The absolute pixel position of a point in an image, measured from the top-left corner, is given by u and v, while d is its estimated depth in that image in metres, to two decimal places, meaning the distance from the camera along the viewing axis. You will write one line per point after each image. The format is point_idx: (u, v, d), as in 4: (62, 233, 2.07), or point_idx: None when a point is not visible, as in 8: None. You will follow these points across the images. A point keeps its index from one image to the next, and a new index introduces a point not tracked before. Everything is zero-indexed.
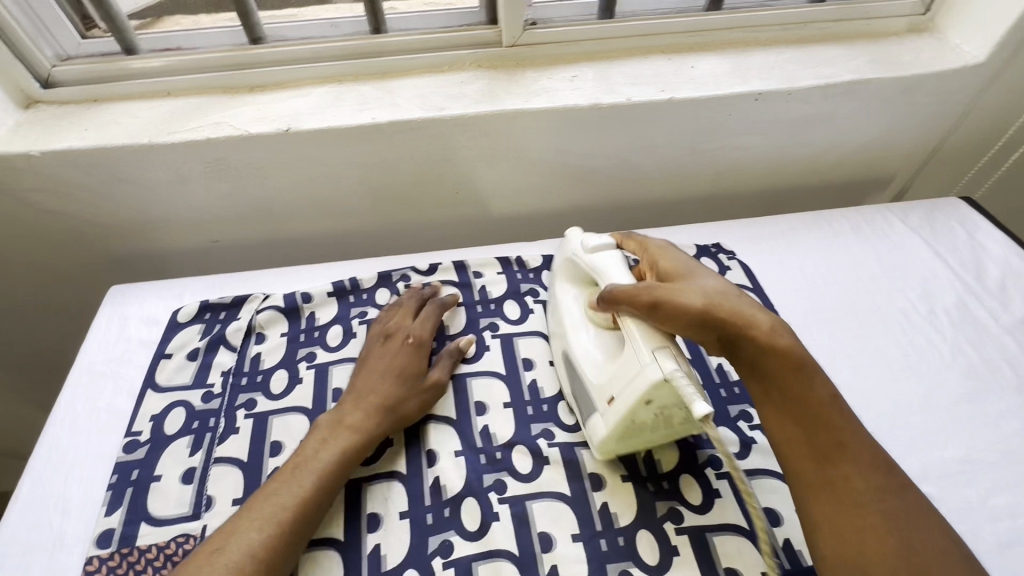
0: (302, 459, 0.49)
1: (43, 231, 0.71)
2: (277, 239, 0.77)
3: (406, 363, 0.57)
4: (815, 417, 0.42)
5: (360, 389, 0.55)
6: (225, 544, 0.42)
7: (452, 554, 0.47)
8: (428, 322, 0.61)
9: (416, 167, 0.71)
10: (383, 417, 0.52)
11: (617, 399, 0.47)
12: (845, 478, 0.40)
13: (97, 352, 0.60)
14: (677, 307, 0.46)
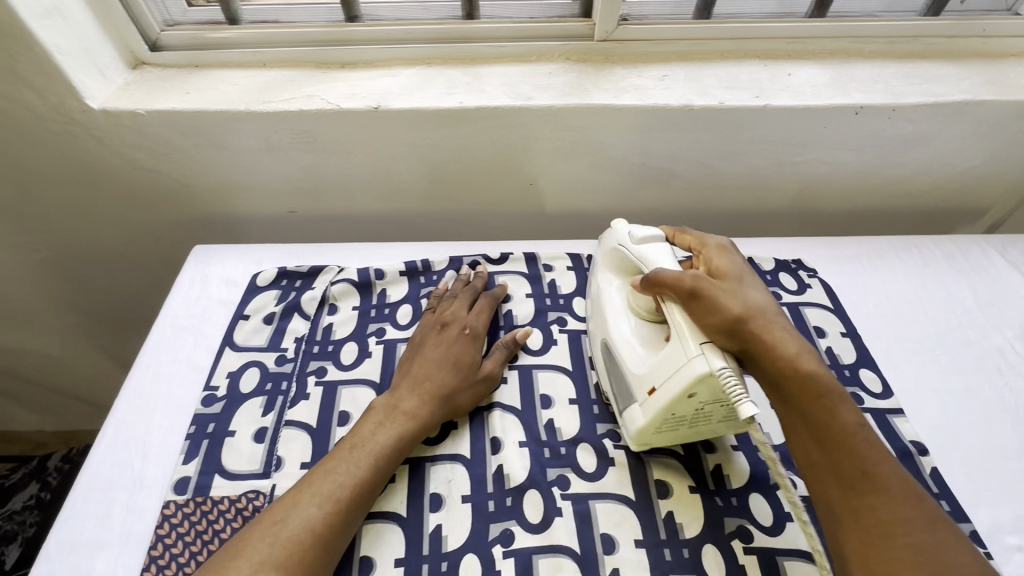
0: (356, 441, 0.49)
1: (136, 187, 0.74)
2: (351, 214, 0.78)
3: (461, 355, 0.56)
4: (833, 440, 0.41)
5: (412, 379, 0.54)
6: (287, 516, 0.43)
7: (513, 544, 0.47)
8: (483, 319, 0.60)
9: (496, 155, 0.71)
10: (438, 407, 0.52)
11: (660, 386, 0.46)
12: (869, 505, 0.38)
13: (180, 307, 0.63)
14: (716, 309, 0.44)
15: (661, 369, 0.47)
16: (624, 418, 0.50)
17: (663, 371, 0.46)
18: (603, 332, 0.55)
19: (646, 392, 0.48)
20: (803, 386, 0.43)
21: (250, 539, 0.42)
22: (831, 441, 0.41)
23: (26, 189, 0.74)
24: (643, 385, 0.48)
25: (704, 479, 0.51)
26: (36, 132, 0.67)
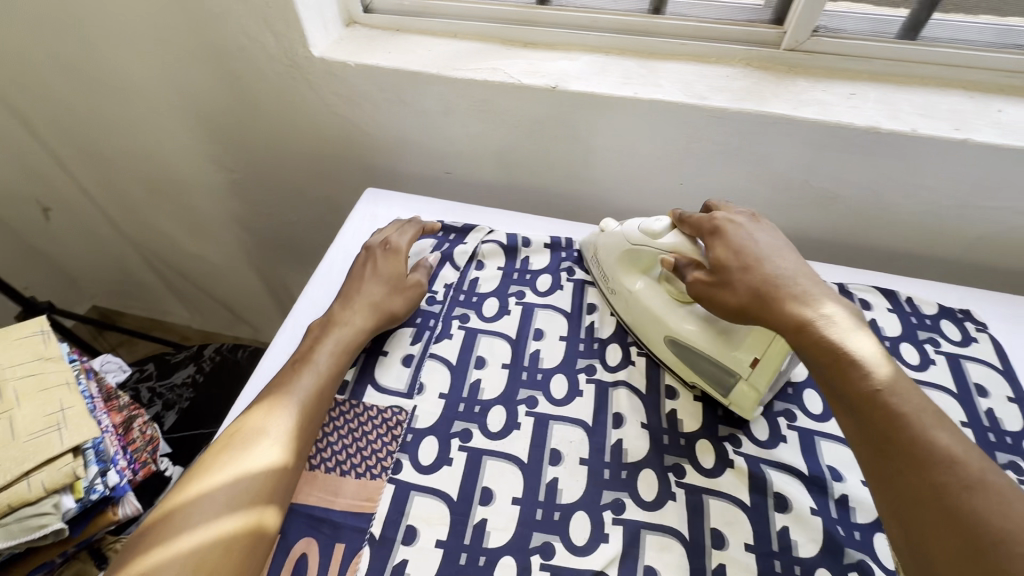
0: (286, 377, 0.54)
1: (326, 129, 0.85)
2: (501, 184, 0.84)
3: (390, 275, 0.63)
4: (864, 408, 0.42)
5: (342, 297, 0.61)
6: (232, 445, 0.48)
7: (623, 513, 0.49)
8: (404, 240, 0.67)
9: (655, 148, 0.73)
10: (374, 315, 0.60)
11: (763, 355, 0.52)
12: (905, 470, 0.39)
13: (353, 238, 0.72)
14: (728, 302, 0.51)
15: (755, 341, 0.52)
16: (731, 397, 0.54)
17: (760, 339, 0.52)
18: (660, 323, 0.58)
19: (747, 366, 0.53)
20: (829, 356, 0.46)
21: (196, 475, 0.47)
22: (863, 409, 0.42)
23: (241, 118, 0.87)
24: (742, 360, 0.53)
25: (827, 505, 0.49)
26: (263, 70, 0.78)
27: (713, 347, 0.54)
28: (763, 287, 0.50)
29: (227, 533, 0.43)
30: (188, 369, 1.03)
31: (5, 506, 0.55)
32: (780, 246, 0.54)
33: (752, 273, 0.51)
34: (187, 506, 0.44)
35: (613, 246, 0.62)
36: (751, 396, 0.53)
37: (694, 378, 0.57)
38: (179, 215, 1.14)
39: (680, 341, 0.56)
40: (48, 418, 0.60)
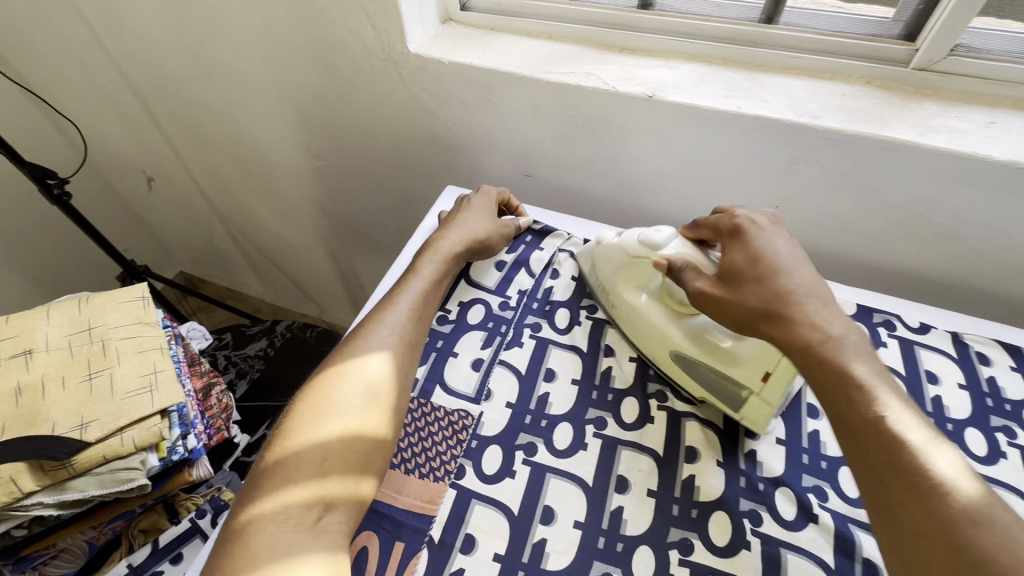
0: (371, 329, 0.54)
1: (413, 124, 0.86)
2: (580, 191, 0.82)
3: (478, 212, 0.68)
4: (866, 432, 0.40)
5: (442, 227, 0.67)
6: (325, 397, 0.49)
7: (691, 555, 0.46)
8: (491, 190, 0.72)
9: (751, 167, 0.68)
10: (469, 244, 0.65)
11: (774, 369, 0.49)
12: (908, 499, 0.36)
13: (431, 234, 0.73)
14: (729, 306, 0.49)
15: (761, 356, 0.50)
16: (743, 411, 0.52)
17: (767, 352, 0.50)
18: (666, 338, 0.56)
19: (758, 380, 0.50)
20: (832, 379, 0.43)
21: (294, 424, 0.47)
22: (862, 433, 0.40)
23: (333, 107, 0.90)
24: (754, 375, 0.50)
25: None
26: (360, 63, 0.80)
27: (717, 358, 0.52)
28: (765, 299, 0.47)
29: (339, 475, 0.45)
30: (261, 342, 1.09)
31: (100, 458, 0.59)
32: (797, 257, 0.51)
33: (751, 283, 0.49)
34: (295, 448, 0.45)
35: (613, 257, 0.61)
36: (764, 408, 0.51)
37: (703, 393, 0.55)
38: (264, 195, 1.20)
39: (687, 355, 0.54)
40: (142, 379, 0.64)
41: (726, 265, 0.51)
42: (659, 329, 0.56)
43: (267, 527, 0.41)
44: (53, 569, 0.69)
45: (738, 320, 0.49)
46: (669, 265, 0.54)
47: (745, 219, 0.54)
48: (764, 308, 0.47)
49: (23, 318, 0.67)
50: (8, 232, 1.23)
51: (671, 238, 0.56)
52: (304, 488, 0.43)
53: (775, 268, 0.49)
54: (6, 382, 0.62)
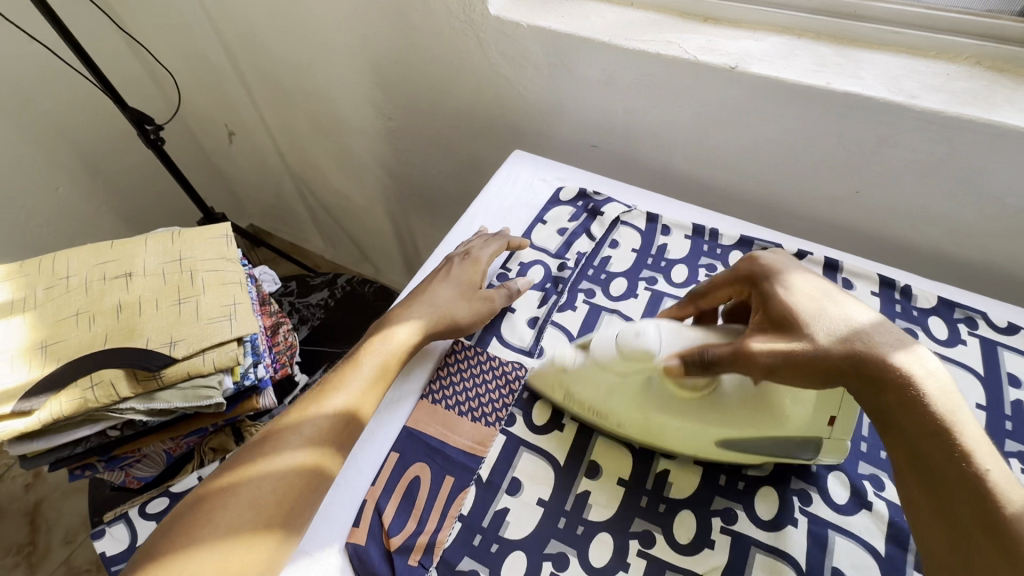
0: (379, 335, 0.55)
1: (486, 88, 0.87)
2: (646, 164, 0.81)
3: (463, 282, 0.60)
4: (945, 482, 0.36)
5: (406, 301, 0.59)
6: (328, 389, 0.51)
7: (734, 525, 0.46)
8: (484, 253, 0.62)
9: (834, 147, 0.65)
10: (438, 321, 0.56)
11: (838, 412, 0.46)
12: (985, 557, 0.33)
13: (495, 196, 0.74)
14: (799, 360, 0.42)
15: (823, 403, 0.46)
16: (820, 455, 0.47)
17: (827, 399, 0.46)
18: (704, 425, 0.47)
19: (826, 426, 0.46)
20: (910, 422, 0.39)
21: (298, 406, 0.50)
22: (944, 481, 0.36)
23: (409, 69, 0.93)
24: (820, 423, 0.46)
25: None
26: (439, 23, 0.82)
27: (775, 422, 0.46)
28: (841, 342, 0.42)
29: (310, 456, 0.46)
30: (322, 293, 1.14)
31: (185, 373, 0.65)
32: (841, 293, 0.47)
33: (817, 322, 0.44)
34: (299, 419, 0.48)
35: (594, 381, 0.51)
36: (839, 445, 0.47)
37: (768, 459, 0.48)
38: (334, 153, 1.25)
39: (734, 437, 0.47)
40: (222, 309, 0.70)
41: (781, 308, 0.45)
42: (697, 425, 0.47)
43: (228, 500, 0.43)
44: (138, 470, 0.77)
45: (817, 373, 0.42)
46: (686, 357, 0.46)
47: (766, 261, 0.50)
48: (847, 352, 0.42)
49: (125, 244, 0.74)
50: (106, 173, 1.34)
51: (659, 334, 0.50)
52: (276, 464, 0.45)
53: (827, 305, 0.45)
54: (109, 298, 0.69)
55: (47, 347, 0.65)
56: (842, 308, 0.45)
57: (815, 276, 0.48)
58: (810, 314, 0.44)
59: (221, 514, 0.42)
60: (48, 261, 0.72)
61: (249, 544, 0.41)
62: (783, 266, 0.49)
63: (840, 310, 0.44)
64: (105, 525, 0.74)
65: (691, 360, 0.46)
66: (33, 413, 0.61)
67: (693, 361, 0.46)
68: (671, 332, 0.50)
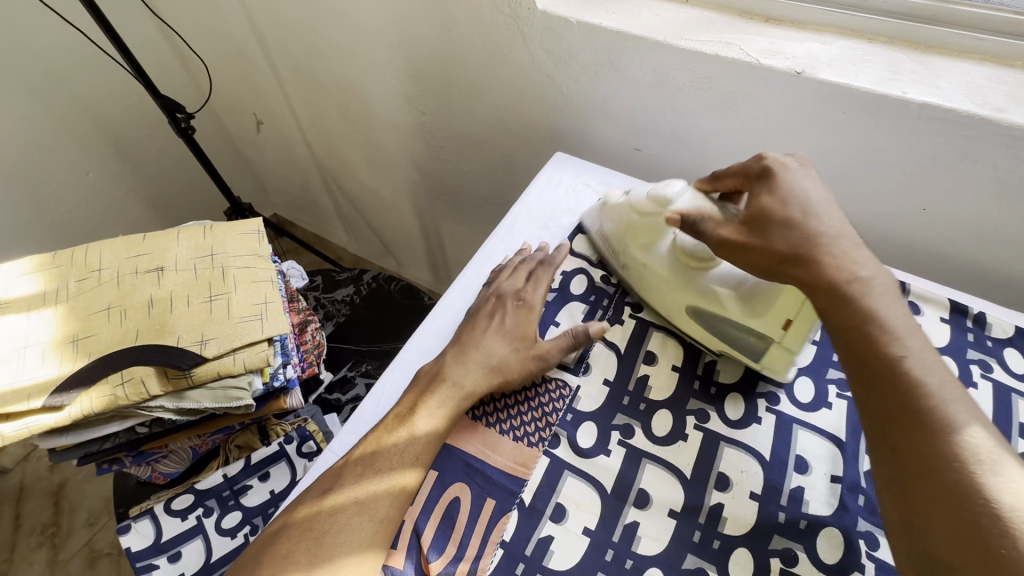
0: (453, 357, 0.53)
1: (526, 85, 0.84)
2: (693, 171, 0.77)
3: (518, 334, 0.54)
4: (883, 373, 0.39)
5: (455, 348, 0.54)
6: (408, 413, 0.49)
7: (795, 567, 0.43)
8: (537, 295, 0.57)
9: (904, 161, 0.61)
10: (489, 379, 0.51)
11: (795, 316, 0.49)
12: (914, 439, 0.36)
13: (535, 201, 0.70)
14: (750, 249, 0.47)
15: (786, 301, 0.49)
16: (764, 360, 0.52)
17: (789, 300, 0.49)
18: (684, 292, 0.55)
19: (780, 328, 0.50)
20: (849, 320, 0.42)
21: (381, 430, 0.49)
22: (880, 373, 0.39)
23: (446, 63, 0.90)
24: (775, 324, 0.50)
25: None
26: (481, 18, 0.79)
27: (747, 310, 0.51)
28: (796, 241, 0.45)
29: (399, 486, 0.45)
30: (348, 289, 1.12)
31: (216, 373, 0.64)
32: (824, 195, 0.48)
33: (782, 224, 0.46)
34: (380, 445, 0.48)
35: (621, 221, 0.60)
36: (784, 355, 0.51)
37: (721, 346, 0.54)
38: (363, 146, 1.23)
39: (704, 310, 0.54)
40: (254, 308, 0.68)
41: (755, 206, 0.48)
42: (675, 286, 0.55)
43: (323, 546, 0.43)
44: (164, 466, 0.77)
45: (763, 265, 0.47)
46: (682, 218, 0.52)
47: (773, 162, 0.50)
48: (792, 254, 0.45)
49: (157, 237, 0.72)
50: (135, 159, 1.33)
51: (681, 192, 0.56)
52: (366, 503, 0.44)
53: (802, 207, 0.47)
54: (141, 293, 0.67)
55: (78, 341, 0.64)
56: (814, 212, 0.46)
57: (813, 180, 0.49)
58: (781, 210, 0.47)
59: (318, 540, 0.43)
60: (79, 252, 0.70)
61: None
62: (783, 166, 0.49)
63: (804, 209, 0.47)
64: (130, 519, 0.73)
65: (682, 223, 0.52)
66: (64, 409, 0.60)
67: (688, 224, 0.52)
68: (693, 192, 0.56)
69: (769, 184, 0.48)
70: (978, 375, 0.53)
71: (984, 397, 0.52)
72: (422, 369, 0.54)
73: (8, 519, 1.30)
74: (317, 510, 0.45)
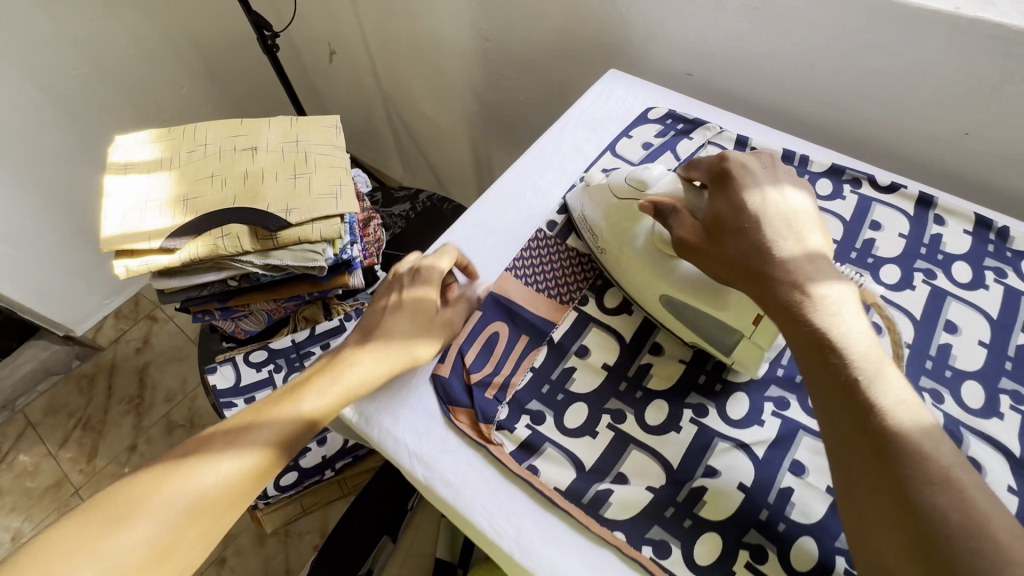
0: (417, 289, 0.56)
1: (589, 7, 0.88)
2: (742, 95, 0.81)
3: (415, 304, 0.55)
4: (846, 390, 0.38)
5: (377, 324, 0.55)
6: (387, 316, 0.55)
7: (786, 411, 0.49)
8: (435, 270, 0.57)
9: (951, 82, 0.63)
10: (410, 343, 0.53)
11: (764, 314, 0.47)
12: (873, 463, 0.35)
13: (584, 108, 0.75)
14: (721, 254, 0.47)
15: (752, 302, 0.48)
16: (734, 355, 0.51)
17: (756, 297, 0.47)
18: (659, 280, 0.52)
19: (749, 324, 0.48)
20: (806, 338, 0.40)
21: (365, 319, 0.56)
22: (836, 383, 0.38)
23: None
24: (744, 320, 0.48)
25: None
26: None
27: (716, 301, 0.50)
28: (758, 250, 0.44)
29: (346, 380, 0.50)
30: (405, 205, 1.21)
31: (296, 238, 0.74)
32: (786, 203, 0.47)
33: (746, 236, 0.45)
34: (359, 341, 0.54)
35: (602, 209, 0.59)
36: (753, 350, 0.49)
37: (695, 339, 0.52)
38: (428, 75, 1.31)
39: (676, 297, 0.52)
40: (330, 188, 0.78)
41: (717, 216, 0.48)
42: (648, 276, 0.53)
43: (227, 446, 0.44)
44: (246, 324, 0.90)
45: (729, 270, 0.46)
46: (656, 206, 0.52)
47: (733, 161, 0.50)
48: (759, 262, 0.44)
49: (252, 123, 0.83)
50: (222, 79, 1.46)
51: (660, 175, 0.56)
52: (278, 421, 0.47)
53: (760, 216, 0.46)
54: (238, 167, 0.78)
55: (187, 199, 0.76)
56: (797, 230, 0.46)
57: (792, 199, 0.48)
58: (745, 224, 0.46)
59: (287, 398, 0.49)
60: (189, 130, 0.81)
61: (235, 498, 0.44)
62: (743, 167, 0.49)
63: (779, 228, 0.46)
64: (216, 363, 0.87)
65: (656, 212, 0.52)
66: (177, 252, 0.72)
67: (661, 211, 0.51)
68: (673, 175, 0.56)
69: (734, 186, 0.48)
70: (991, 280, 0.56)
71: (995, 298, 0.55)
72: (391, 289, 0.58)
73: (102, 388, 1.51)
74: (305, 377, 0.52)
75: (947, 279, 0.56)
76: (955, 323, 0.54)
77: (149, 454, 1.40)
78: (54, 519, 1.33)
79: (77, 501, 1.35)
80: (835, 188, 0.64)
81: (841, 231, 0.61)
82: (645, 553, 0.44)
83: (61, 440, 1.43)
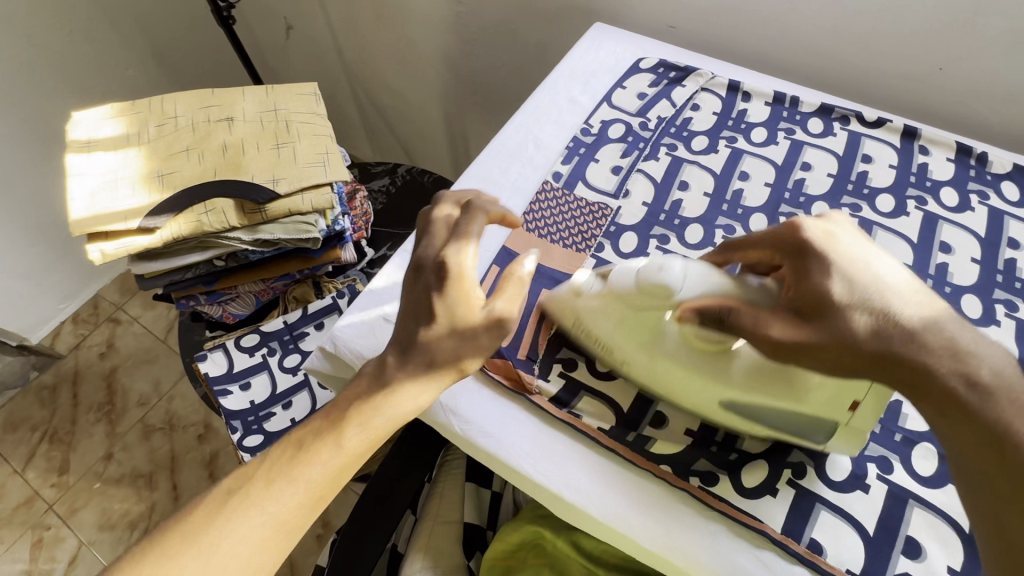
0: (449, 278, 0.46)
1: None
2: (724, 45, 0.82)
3: (455, 319, 0.46)
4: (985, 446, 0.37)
5: (414, 330, 0.47)
6: (428, 300, 0.47)
7: None
8: (461, 261, 0.47)
9: (928, 18, 0.66)
10: (462, 348, 0.46)
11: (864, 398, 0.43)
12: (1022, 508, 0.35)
13: (576, 61, 0.74)
14: (841, 355, 0.40)
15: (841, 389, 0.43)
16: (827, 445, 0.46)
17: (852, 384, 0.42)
18: (716, 388, 0.46)
19: (846, 410, 0.44)
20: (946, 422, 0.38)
21: (404, 307, 0.48)
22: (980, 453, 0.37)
23: None
24: (840, 407, 0.43)
25: None
26: None
27: (792, 394, 0.44)
28: (877, 334, 0.40)
29: (406, 386, 0.45)
30: (383, 180, 1.14)
31: (286, 210, 0.71)
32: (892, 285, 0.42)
33: (852, 315, 0.40)
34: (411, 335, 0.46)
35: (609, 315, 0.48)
36: (855, 433, 0.44)
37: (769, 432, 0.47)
38: (394, 46, 1.26)
39: (742, 401, 0.45)
40: (316, 156, 0.74)
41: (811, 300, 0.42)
42: (699, 386, 0.46)
43: (276, 482, 0.42)
44: (234, 307, 0.85)
45: (844, 364, 0.40)
46: (699, 312, 0.44)
47: (812, 234, 0.44)
48: (882, 351, 0.39)
49: (224, 92, 0.78)
50: (170, 59, 1.36)
51: (684, 272, 0.45)
52: (322, 461, 0.43)
53: (852, 293, 0.41)
54: (215, 139, 0.74)
55: (162, 175, 0.71)
56: (885, 286, 0.41)
57: (859, 243, 0.44)
58: (846, 303, 0.41)
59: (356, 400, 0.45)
60: (156, 102, 0.76)
61: (283, 540, 0.42)
62: (827, 238, 0.44)
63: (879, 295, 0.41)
64: (206, 351, 0.83)
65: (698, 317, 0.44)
66: (157, 231, 0.68)
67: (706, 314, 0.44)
68: (699, 270, 0.46)
69: (820, 267, 0.42)
70: (976, 202, 0.59)
71: (981, 218, 0.59)
72: (420, 264, 0.49)
73: (67, 398, 1.41)
74: (374, 371, 0.47)
75: (937, 204, 0.60)
76: (949, 243, 0.57)
77: (128, 461, 1.33)
78: (30, 538, 1.25)
79: (53, 517, 1.27)
80: (826, 125, 0.66)
81: (837, 165, 0.63)
82: (692, 482, 0.46)
83: (26, 456, 1.34)
